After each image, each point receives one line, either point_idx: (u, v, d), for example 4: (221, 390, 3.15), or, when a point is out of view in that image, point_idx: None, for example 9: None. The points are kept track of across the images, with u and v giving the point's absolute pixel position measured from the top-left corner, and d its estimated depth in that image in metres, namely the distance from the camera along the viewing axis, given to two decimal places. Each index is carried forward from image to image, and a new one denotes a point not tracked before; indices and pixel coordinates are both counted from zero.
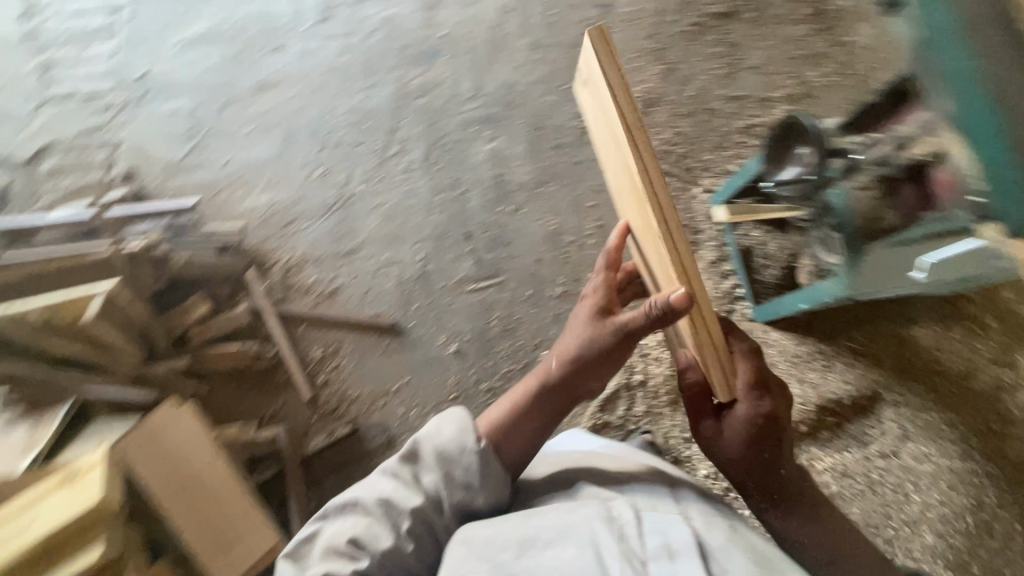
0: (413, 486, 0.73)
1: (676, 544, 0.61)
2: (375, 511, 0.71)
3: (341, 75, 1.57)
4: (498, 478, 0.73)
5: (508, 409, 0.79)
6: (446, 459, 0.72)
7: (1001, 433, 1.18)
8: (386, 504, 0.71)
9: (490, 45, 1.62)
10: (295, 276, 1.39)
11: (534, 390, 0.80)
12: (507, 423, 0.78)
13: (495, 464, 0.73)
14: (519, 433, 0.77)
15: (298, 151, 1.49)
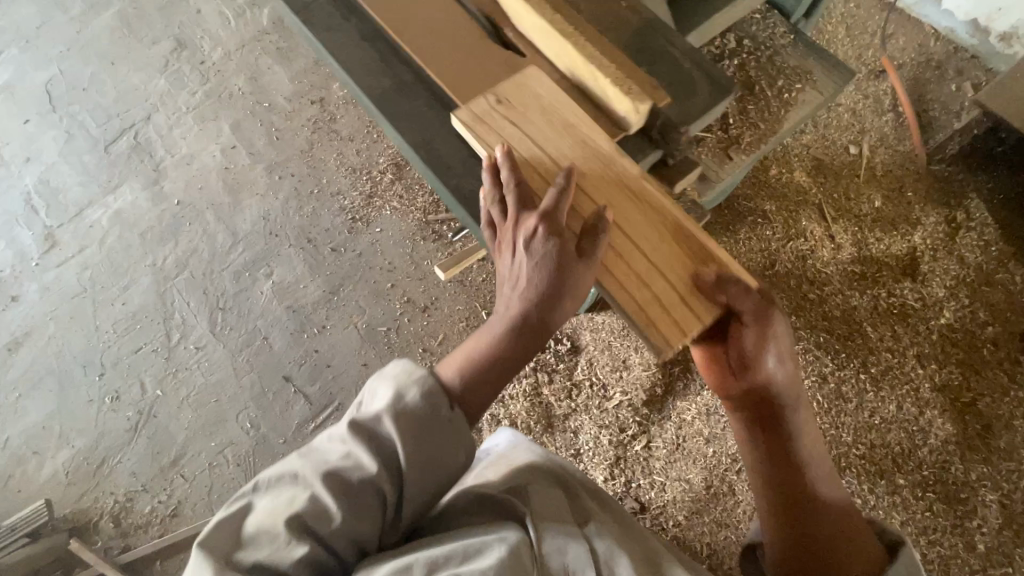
0: (342, 489, 0.55)
1: (580, 573, 0.59)
2: (281, 544, 0.51)
3: (90, 292, 1.48)
4: (427, 479, 0.59)
5: (475, 356, 0.65)
6: (389, 464, 0.58)
7: (815, 305, 1.29)
8: (299, 520, 0.53)
9: (227, 188, 1.58)
10: (127, 516, 1.28)
11: (500, 345, 0.65)
12: (474, 373, 0.64)
13: (464, 432, 0.61)
14: (496, 381, 0.64)
15: (78, 390, 1.38)
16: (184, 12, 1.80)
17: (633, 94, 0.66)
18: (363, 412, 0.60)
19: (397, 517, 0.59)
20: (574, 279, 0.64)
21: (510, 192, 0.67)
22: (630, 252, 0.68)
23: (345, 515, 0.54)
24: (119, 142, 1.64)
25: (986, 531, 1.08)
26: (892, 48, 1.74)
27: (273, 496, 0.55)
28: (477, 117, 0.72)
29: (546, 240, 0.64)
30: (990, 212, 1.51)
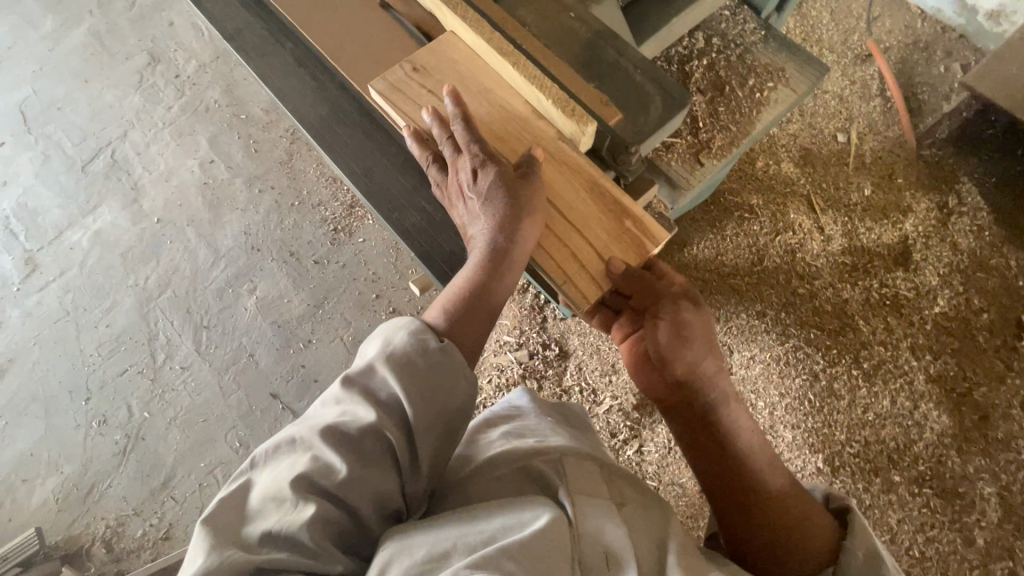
0: (342, 444, 0.56)
1: (618, 546, 0.58)
2: (290, 504, 0.53)
3: (73, 315, 1.46)
4: (431, 409, 0.60)
5: (454, 295, 0.67)
6: (382, 412, 0.59)
7: (805, 300, 1.26)
8: (305, 479, 0.54)
9: (207, 203, 1.56)
10: (120, 541, 1.27)
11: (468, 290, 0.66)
12: (457, 310, 0.66)
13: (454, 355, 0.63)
14: (477, 315, 0.66)
15: (65, 415, 1.37)
16: (156, 24, 1.77)
17: (576, 116, 0.61)
18: (352, 373, 0.61)
19: (413, 464, 0.60)
20: (522, 200, 0.64)
21: (445, 143, 0.68)
22: (567, 189, 0.66)
23: (349, 468, 0.55)
24: (96, 161, 1.62)
25: (985, 525, 1.07)
26: (878, 31, 1.70)
27: (277, 465, 0.56)
28: (392, 86, 0.71)
29: (486, 174, 0.65)
30: (982, 195, 1.48)
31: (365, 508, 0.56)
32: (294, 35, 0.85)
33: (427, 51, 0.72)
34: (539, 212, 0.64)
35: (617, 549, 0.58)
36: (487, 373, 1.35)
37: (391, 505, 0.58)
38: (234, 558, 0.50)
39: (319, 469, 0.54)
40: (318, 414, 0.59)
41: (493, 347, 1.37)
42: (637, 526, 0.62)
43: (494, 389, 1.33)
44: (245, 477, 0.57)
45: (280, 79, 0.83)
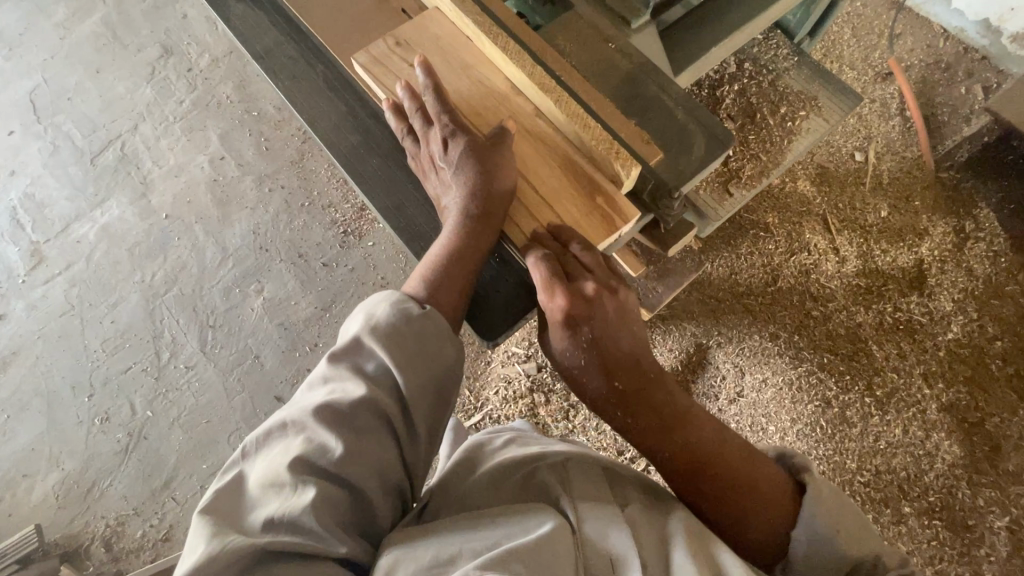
0: (336, 421, 0.57)
1: (622, 550, 0.57)
2: (288, 486, 0.53)
3: (78, 310, 1.45)
4: (423, 374, 0.61)
5: (431, 262, 0.66)
6: (373, 384, 0.59)
7: (819, 323, 1.25)
8: (300, 461, 0.54)
9: (216, 201, 1.54)
10: (120, 540, 1.26)
11: (447, 257, 0.66)
12: (435, 275, 0.65)
13: (437, 319, 0.63)
14: (456, 279, 0.65)
15: (67, 412, 1.36)
16: (170, 17, 1.75)
17: (621, 157, 0.60)
18: (339, 350, 0.62)
19: (411, 433, 0.60)
20: (494, 164, 0.65)
21: (415, 116, 0.69)
22: (537, 161, 0.67)
23: (344, 446, 0.55)
24: (105, 154, 1.60)
25: (994, 560, 1.06)
26: (900, 49, 1.68)
27: (271, 452, 0.56)
28: (375, 58, 0.72)
29: (456, 142, 0.67)
30: (1000, 221, 1.46)
31: (368, 485, 0.56)
32: (317, 52, 0.83)
33: (411, 27, 0.74)
34: (510, 176, 0.65)
35: (622, 554, 0.57)
36: (494, 385, 1.34)
37: (391, 478, 0.58)
38: (234, 542, 0.50)
39: (314, 447, 0.55)
40: (304, 397, 0.60)
41: (501, 358, 1.36)
42: (644, 525, 0.60)
43: (501, 401, 1.31)
44: (238, 469, 0.56)
45: (300, 87, 0.81)
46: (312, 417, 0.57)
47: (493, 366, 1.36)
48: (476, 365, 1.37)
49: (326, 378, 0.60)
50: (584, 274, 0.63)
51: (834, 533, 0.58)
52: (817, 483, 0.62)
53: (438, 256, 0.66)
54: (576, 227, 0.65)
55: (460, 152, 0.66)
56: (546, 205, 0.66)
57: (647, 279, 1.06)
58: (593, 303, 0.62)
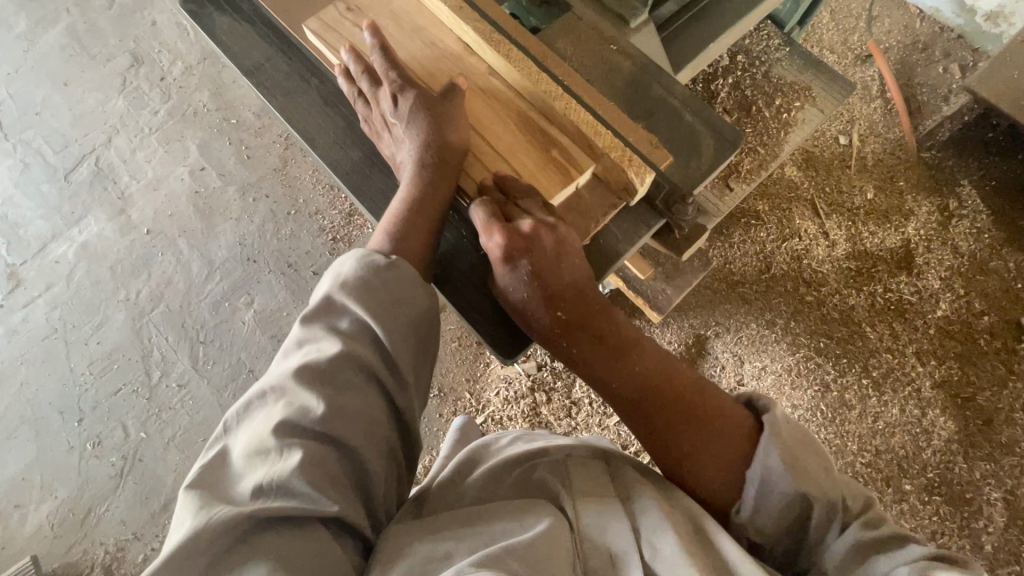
0: (316, 380, 0.58)
1: (621, 549, 0.59)
2: (275, 452, 0.54)
3: (61, 332, 1.41)
4: (405, 328, 0.62)
5: (391, 218, 0.68)
6: (349, 339, 0.60)
7: (813, 308, 1.26)
8: (283, 423, 0.55)
9: (199, 213, 1.50)
10: (120, 567, 1.23)
11: (407, 211, 0.67)
12: (399, 226, 0.67)
13: (409, 273, 0.64)
14: (419, 227, 0.67)
15: (57, 438, 1.32)
16: (138, 24, 1.70)
17: (634, 166, 0.65)
18: (311, 314, 0.62)
19: (401, 383, 0.62)
20: (443, 115, 0.67)
21: (362, 77, 0.71)
22: (489, 116, 0.70)
23: (328, 404, 0.56)
24: (79, 169, 1.55)
25: (992, 531, 1.09)
26: (878, 31, 1.70)
27: (252, 421, 0.57)
28: (326, 24, 0.75)
29: (406, 97, 0.69)
30: (982, 198, 1.48)
31: (356, 441, 0.57)
32: (305, 60, 0.81)
33: None
34: (461, 129, 0.68)
35: (621, 550, 0.59)
36: (494, 386, 1.33)
37: (376, 429, 0.60)
38: (224, 514, 0.50)
39: (295, 409, 0.56)
40: (279, 366, 0.60)
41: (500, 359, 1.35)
42: (650, 508, 0.61)
43: (502, 402, 1.31)
44: (221, 442, 0.57)
45: (287, 97, 0.79)
46: (290, 381, 0.57)
47: (492, 367, 1.35)
48: (475, 367, 1.36)
49: (301, 342, 0.61)
50: (521, 213, 0.63)
51: (788, 469, 0.57)
52: (777, 421, 0.60)
53: (397, 211, 0.68)
54: (530, 178, 0.66)
55: (410, 110, 0.69)
56: (500, 159, 0.68)
57: (655, 280, 1.06)
58: (530, 238, 0.62)
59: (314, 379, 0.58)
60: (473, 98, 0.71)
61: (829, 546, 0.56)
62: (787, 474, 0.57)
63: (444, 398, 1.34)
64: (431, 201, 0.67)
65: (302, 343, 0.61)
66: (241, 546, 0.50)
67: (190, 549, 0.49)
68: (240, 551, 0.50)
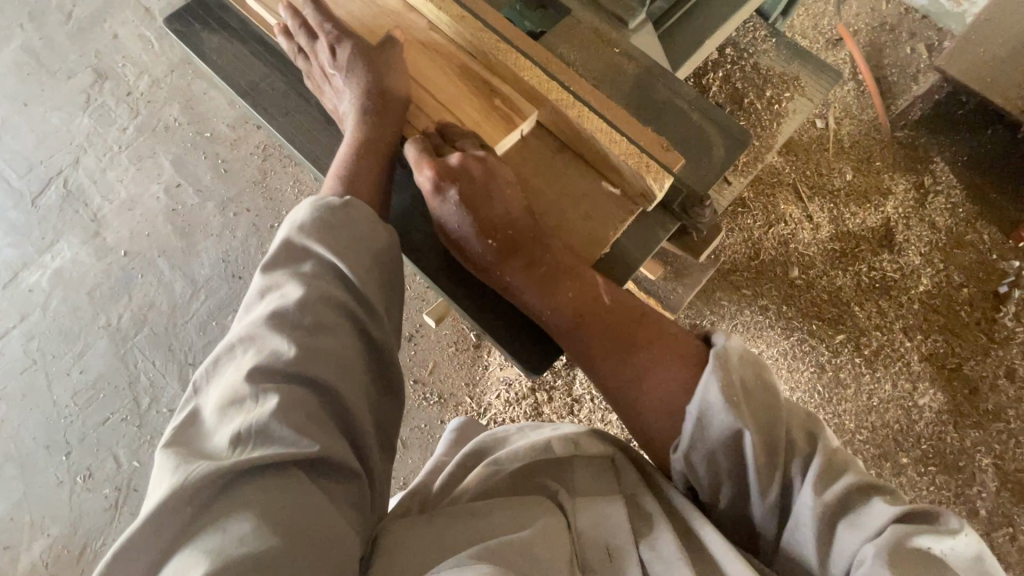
0: (284, 323, 0.59)
1: (617, 543, 0.61)
2: (250, 399, 0.54)
3: (41, 364, 1.35)
4: (373, 266, 0.65)
5: (342, 164, 0.70)
6: (311, 280, 0.62)
7: (803, 292, 1.29)
8: (256, 370, 0.56)
9: (178, 231, 1.46)
10: None
11: (357, 156, 0.70)
12: (349, 171, 0.69)
13: (365, 214, 0.66)
14: (367, 172, 0.70)
15: (45, 474, 1.27)
16: (98, 38, 1.63)
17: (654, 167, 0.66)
18: (273, 266, 0.64)
19: (375, 315, 0.64)
20: (383, 63, 0.71)
21: (298, 32, 0.75)
22: (430, 67, 0.74)
23: (298, 345, 0.57)
24: (47, 193, 1.49)
25: (986, 496, 1.14)
26: (847, 14, 1.73)
27: (223, 376, 0.57)
28: None
29: (343, 48, 0.73)
30: (955, 173, 1.53)
31: (334, 380, 0.58)
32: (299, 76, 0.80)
33: None
34: (401, 75, 0.72)
35: (617, 544, 0.61)
36: (495, 388, 1.33)
37: (351, 366, 0.61)
38: (203, 467, 0.49)
39: (266, 354, 0.57)
40: (244, 320, 0.61)
41: (498, 361, 1.35)
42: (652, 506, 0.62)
43: (504, 404, 1.31)
44: (193, 405, 0.56)
45: (282, 113, 0.78)
46: (258, 328, 0.59)
47: (491, 369, 1.35)
48: (474, 370, 1.36)
49: (266, 291, 0.62)
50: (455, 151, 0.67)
51: (730, 404, 0.55)
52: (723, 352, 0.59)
53: (346, 156, 0.71)
54: (475, 127, 0.70)
55: (349, 59, 0.72)
56: (444, 109, 0.72)
57: (665, 280, 1.07)
58: (457, 170, 0.65)
59: (282, 323, 0.59)
60: (413, 49, 0.74)
61: (795, 505, 0.53)
62: (730, 408, 0.55)
63: (445, 404, 1.34)
64: (378, 143, 0.71)
65: (267, 293, 0.62)
66: (225, 498, 0.49)
67: (172, 505, 0.48)
68: (225, 503, 0.49)
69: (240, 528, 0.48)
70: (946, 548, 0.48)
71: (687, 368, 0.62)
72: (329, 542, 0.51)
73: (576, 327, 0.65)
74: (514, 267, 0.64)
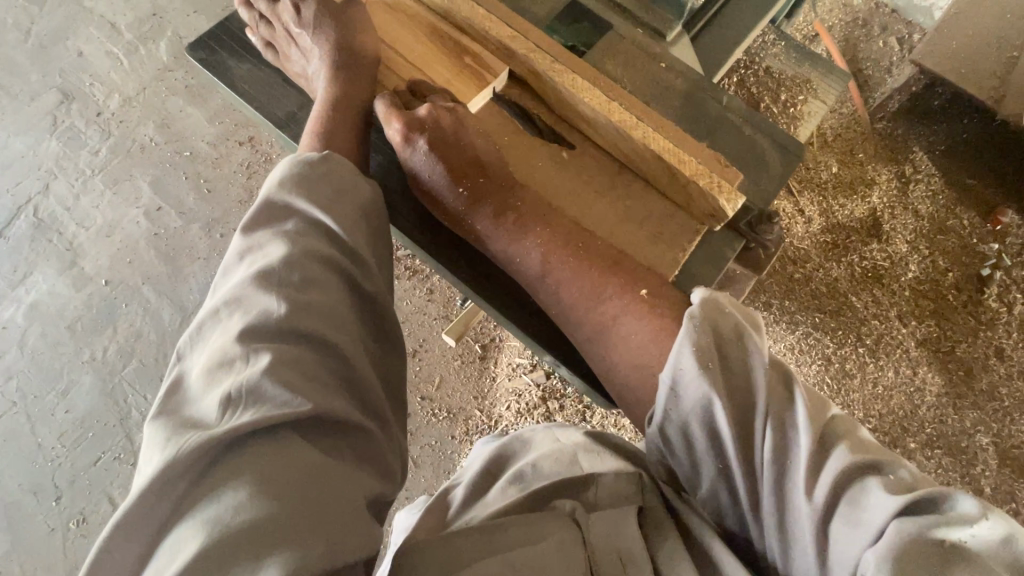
0: (270, 279, 0.56)
1: (632, 553, 0.55)
2: (241, 360, 0.50)
3: (22, 404, 1.28)
4: (360, 223, 0.62)
5: (317, 121, 0.70)
6: (295, 235, 0.59)
7: (803, 285, 1.31)
8: (247, 330, 0.52)
9: (162, 256, 1.39)
10: None
11: (331, 112, 0.70)
12: (324, 126, 0.69)
13: (351, 169, 0.64)
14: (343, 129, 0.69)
15: (33, 522, 1.20)
16: (62, 56, 1.55)
17: (725, 190, 0.64)
18: (254, 226, 0.60)
19: (368, 269, 0.62)
20: (349, 20, 0.73)
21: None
22: (400, 31, 0.75)
23: (287, 301, 0.54)
24: (16, 223, 1.41)
25: (989, 474, 1.19)
26: (822, 10, 1.77)
27: (209, 341, 0.54)
28: None
29: (307, 7, 0.76)
30: (934, 162, 1.58)
31: (329, 336, 0.55)
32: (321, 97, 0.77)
33: None
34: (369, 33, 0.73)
35: (631, 553, 0.55)
36: (505, 399, 1.32)
37: (344, 321, 0.58)
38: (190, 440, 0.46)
39: (254, 312, 0.54)
40: (228, 281, 0.58)
41: (506, 372, 1.33)
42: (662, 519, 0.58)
43: (515, 414, 1.30)
44: (178, 370, 0.53)
45: None
46: (244, 287, 0.55)
47: (500, 380, 1.33)
48: (482, 383, 1.34)
49: (247, 250, 0.59)
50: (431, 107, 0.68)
51: (705, 371, 0.49)
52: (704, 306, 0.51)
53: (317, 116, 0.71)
54: (448, 87, 0.71)
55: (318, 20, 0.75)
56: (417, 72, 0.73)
57: None
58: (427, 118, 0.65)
59: (268, 280, 0.56)
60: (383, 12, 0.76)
61: (793, 508, 0.46)
62: (704, 376, 0.49)
63: (455, 419, 1.31)
64: (353, 99, 0.71)
65: (250, 252, 0.59)
66: (212, 472, 0.46)
67: (158, 487, 0.45)
68: (218, 474, 0.46)
69: (234, 500, 0.44)
70: (963, 536, 0.40)
71: (656, 323, 0.56)
72: (333, 513, 0.47)
73: (545, 275, 0.62)
74: (482, 212, 0.64)
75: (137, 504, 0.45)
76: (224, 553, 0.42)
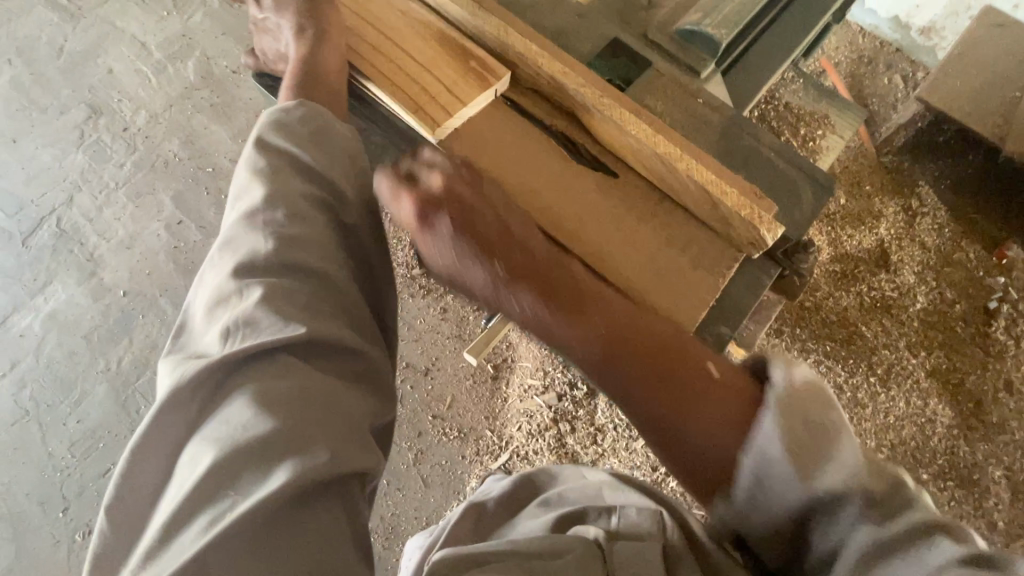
0: (258, 213, 0.55)
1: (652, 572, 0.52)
2: (238, 291, 0.51)
3: (34, 412, 1.28)
4: (353, 165, 0.63)
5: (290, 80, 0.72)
6: (276, 175, 0.58)
7: (813, 313, 1.33)
8: (241, 266, 0.53)
9: (180, 269, 1.41)
10: None
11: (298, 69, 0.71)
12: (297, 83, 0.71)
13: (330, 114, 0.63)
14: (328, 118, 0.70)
15: (37, 532, 1.19)
16: (92, 72, 1.59)
17: (767, 220, 0.64)
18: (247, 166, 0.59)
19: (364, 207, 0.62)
20: None
21: None
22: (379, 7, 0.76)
23: (273, 236, 0.54)
24: (39, 232, 1.43)
25: (1003, 508, 1.18)
26: (828, 49, 1.83)
27: (207, 279, 0.55)
28: None
29: None
30: (939, 196, 1.61)
31: (313, 263, 0.54)
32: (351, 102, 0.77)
33: None
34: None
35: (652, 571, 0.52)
36: (516, 419, 1.32)
37: (330, 250, 0.57)
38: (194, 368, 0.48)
39: (243, 248, 0.54)
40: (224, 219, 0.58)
41: (518, 392, 1.34)
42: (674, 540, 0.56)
43: (526, 435, 1.30)
44: (192, 308, 0.55)
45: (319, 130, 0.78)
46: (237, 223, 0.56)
47: (511, 401, 1.34)
48: (493, 403, 1.34)
49: (240, 188, 0.59)
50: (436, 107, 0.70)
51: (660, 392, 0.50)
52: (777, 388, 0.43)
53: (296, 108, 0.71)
54: (450, 84, 0.71)
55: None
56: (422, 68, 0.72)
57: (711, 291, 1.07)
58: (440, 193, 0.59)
59: (258, 213, 0.55)
60: None
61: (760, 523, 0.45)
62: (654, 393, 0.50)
63: (465, 438, 1.31)
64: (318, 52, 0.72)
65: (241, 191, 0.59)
66: (222, 391, 0.48)
67: (163, 417, 0.47)
68: (222, 399, 0.47)
69: (237, 418, 0.46)
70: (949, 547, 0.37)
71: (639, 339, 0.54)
72: (338, 424, 0.48)
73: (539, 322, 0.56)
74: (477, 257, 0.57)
75: (153, 431, 0.47)
76: (235, 466, 0.44)
